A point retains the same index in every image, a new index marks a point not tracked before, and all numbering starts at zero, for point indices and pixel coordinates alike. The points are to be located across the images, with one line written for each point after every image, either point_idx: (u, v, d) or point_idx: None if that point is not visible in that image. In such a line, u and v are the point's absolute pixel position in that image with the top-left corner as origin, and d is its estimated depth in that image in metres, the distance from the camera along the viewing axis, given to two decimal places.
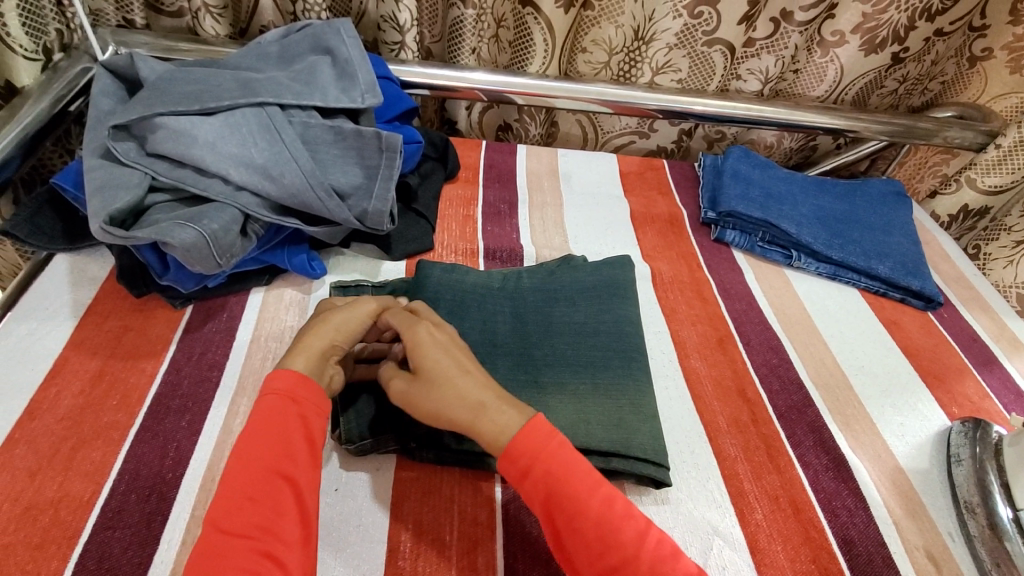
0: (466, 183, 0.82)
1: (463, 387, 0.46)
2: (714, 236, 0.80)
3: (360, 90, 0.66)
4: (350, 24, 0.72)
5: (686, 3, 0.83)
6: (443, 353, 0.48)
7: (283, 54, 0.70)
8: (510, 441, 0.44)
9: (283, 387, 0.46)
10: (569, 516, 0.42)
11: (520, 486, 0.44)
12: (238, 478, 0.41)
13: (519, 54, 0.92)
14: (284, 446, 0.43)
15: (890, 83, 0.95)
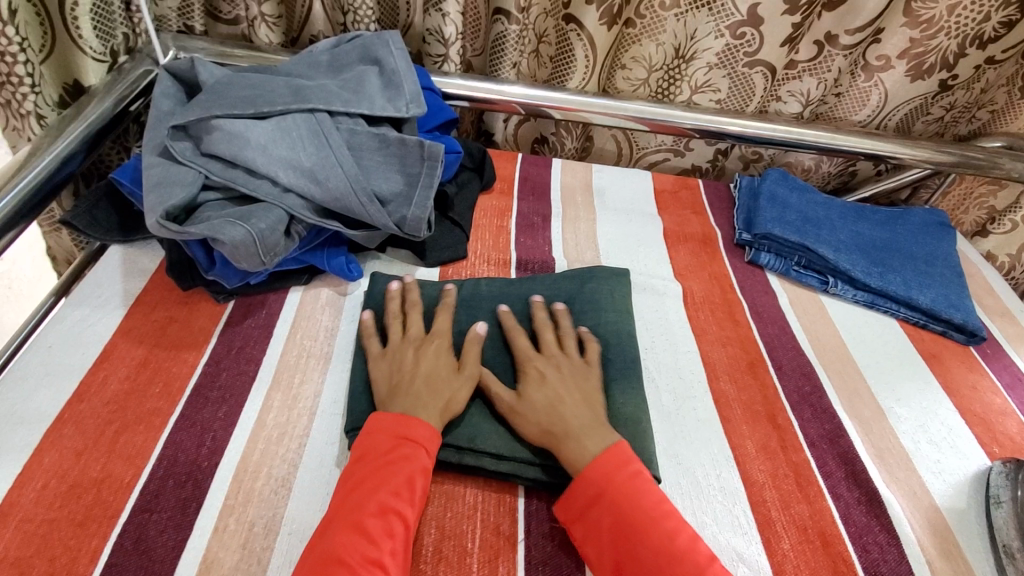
0: (501, 194, 0.83)
1: (561, 414, 0.51)
2: (748, 258, 0.79)
3: (405, 99, 0.68)
4: (398, 37, 0.75)
5: (729, 24, 0.83)
6: (543, 384, 0.54)
7: (332, 63, 0.73)
8: (587, 466, 0.48)
9: (418, 436, 0.48)
10: (633, 543, 0.44)
11: (588, 511, 0.47)
12: (362, 513, 0.44)
13: (559, 69, 0.93)
14: (410, 489, 0.45)
15: (936, 111, 0.93)
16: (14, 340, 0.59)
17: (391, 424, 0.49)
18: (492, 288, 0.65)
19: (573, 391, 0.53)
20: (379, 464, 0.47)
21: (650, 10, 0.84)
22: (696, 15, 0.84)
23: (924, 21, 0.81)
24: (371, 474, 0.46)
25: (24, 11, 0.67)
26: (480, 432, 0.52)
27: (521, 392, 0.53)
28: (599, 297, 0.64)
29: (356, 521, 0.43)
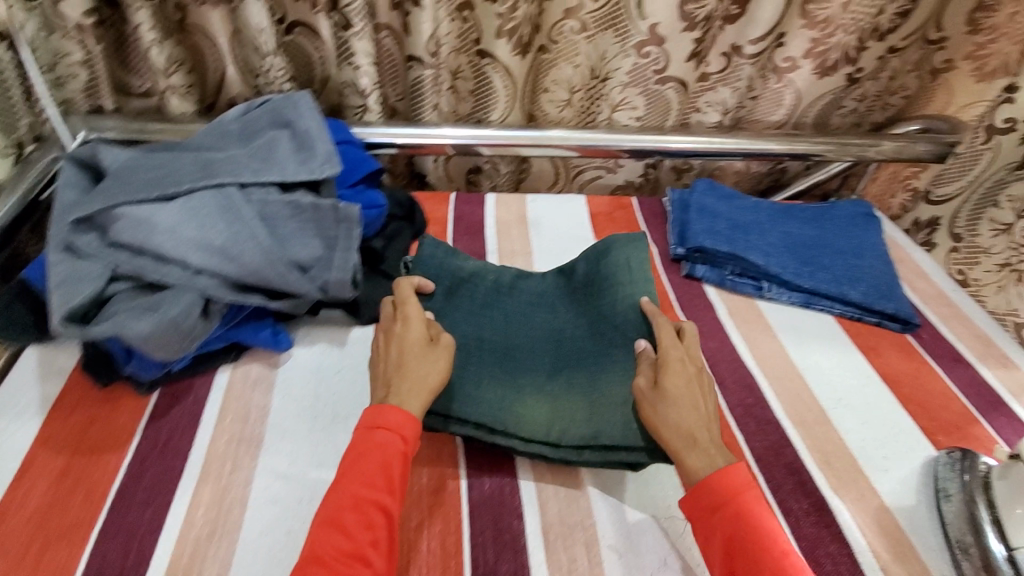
0: (435, 238, 0.82)
1: (690, 417, 0.53)
2: (685, 272, 0.79)
3: (319, 160, 0.68)
4: (310, 97, 0.74)
5: (635, 43, 0.84)
6: (686, 382, 0.55)
7: (244, 132, 0.73)
8: (711, 476, 0.49)
9: (394, 424, 0.50)
10: (750, 562, 0.46)
11: (708, 519, 0.49)
12: (340, 507, 0.46)
13: (482, 104, 0.93)
14: (387, 480, 0.48)
15: (850, 103, 0.97)
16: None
17: (373, 416, 0.51)
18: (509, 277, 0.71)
19: (705, 403, 0.55)
20: (358, 455, 0.49)
21: (562, 33, 0.85)
22: (603, 37, 0.85)
23: (820, 22, 0.83)
24: (349, 467, 0.48)
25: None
26: (508, 416, 0.59)
27: (659, 386, 0.55)
28: (617, 267, 0.67)
29: (337, 516, 0.46)
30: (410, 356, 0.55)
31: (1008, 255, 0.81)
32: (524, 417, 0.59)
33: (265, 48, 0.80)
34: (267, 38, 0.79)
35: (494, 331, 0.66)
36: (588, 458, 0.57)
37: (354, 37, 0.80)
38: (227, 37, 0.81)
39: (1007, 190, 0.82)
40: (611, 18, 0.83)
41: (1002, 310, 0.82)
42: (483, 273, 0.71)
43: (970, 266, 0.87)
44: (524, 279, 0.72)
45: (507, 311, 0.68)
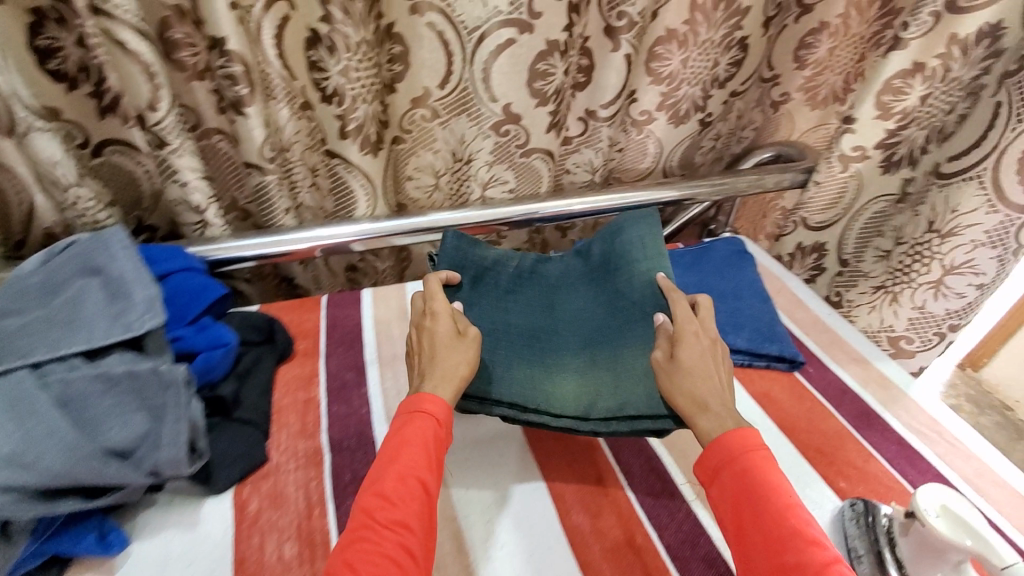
0: (305, 356, 0.74)
1: (702, 383, 0.60)
2: None
3: (138, 309, 0.59)
4: (126, 231, 0.65)
5: (491, 123, 0.82)
6: (698, 353, 0.62)
7: (45, 284, 0.61)
8: (722, 435, 0.55)
9: (432, 412, 0.56)
10: (755, 506, 0.50)
11: (720, 473, 0.54)
12: (383, 479, 0.51)
13: (342, 202, 0.87)
14: (427, 461, 0.53)
15: (707, 143, 1.00)
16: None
17: (412, 402, 0.57)
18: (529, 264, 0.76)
19: (721, 378, 0.61)
20: (397, 437, 0.54)
21: (414, 122, 0.81)
22: (457, 121, 0.82)
23: (666, 78, 0.85)
24: (388, 447, 0.54)
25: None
26: (543, 397, 0.65)
27: (675, 358, 0.61)
28: (630, 246, 0.73)
29: (382, 489, 0.51)
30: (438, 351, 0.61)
31: (884, 278, 0.92)
32: (554, 394, 0.65)
33: (65, 180, 0.70)
34: (65, 169, 0.69)
35: (520, 315, 0.71)
36: (616, 428, 0.63)
37: (173, 154, 0.71)
38: (24, 161, 0.68)
39: (890, 221, 0.89)
40: (461, 101, 0.79)
41: (877, 325, 0.96)
42: (506, 261, 0.75)
43: (847, 288, 0.97)
44: (544, 264, 0.77)
45: (529, 297, 0.74)
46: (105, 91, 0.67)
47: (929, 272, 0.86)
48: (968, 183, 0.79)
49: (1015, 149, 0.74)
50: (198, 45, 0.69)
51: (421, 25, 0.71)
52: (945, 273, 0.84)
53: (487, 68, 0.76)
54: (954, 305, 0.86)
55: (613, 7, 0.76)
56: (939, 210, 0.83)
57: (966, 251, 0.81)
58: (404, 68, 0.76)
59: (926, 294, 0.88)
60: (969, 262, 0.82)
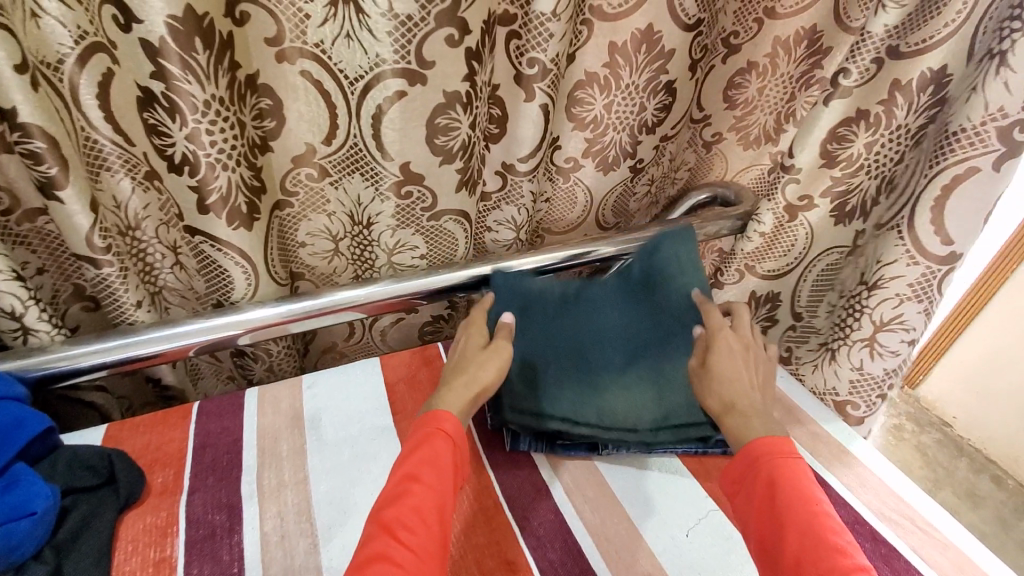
0: (161, 497, 0.58)
1: (736, 388, 0.60)
2: (509, 445, 0.67)
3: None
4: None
5: (388, 185, 0.70)
6: (731, 360, 0.62)
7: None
8: (751, 439, 0.54)
9: (450, 433, 0.54)
10: (782, 507, 0.49)
11: (745, 476, 0.53)
12: (402, 498, 0.48)
13: (215, 284, 0.71)
14: (445, 483, 0.51)
15: (640, 189, 0.91)
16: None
17: (427, 420, 0.55)
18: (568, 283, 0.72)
19: (753, 380, 0.61)
20: (414, 456, 0.52)
21: (298, 183, 0.69)
22: (351, 181, 0.70)
23: (590, 122, 0.78)
24: (406, 464, 0.51)
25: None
26: (599, 410, 0.66)
27: (709, 366, 0.62)
28: (669, 262, 0.71)
29: (397, 509, 0.48)
30: (470, 364, 0.61)
31: (829, 334, 0.85)
32: (606, 407, 0.66)
33: None
34: None
35: (565, 335, 0.69)
36: (663, 439, 0.67)
37: None
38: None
39: (835, 270, 0.83)
40: (352, 159, 0.68)
41: (822, 386, 0.88)
42: (551, 286, 0.71)
43: (799, 343, 0.90)
44: (585, 285, 0.72)
45: (575, 317, 0.70)
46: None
47: (861, 328, 0.78)
48: (890, 232, 0.73)
49: (929, 195, 0.68)
50: None
51: (292, 74, 0.61)
52: (876, 329, 0.77)
53: (375, 125, 0.64)
54: (892, 364, 0.79)
55: (520, 51, 0.66)
56: (870, 261, 0.77)
57: (893, 304, 0.74)
58: (278, 124, 0.64)
59: (862, 353, 0.80)
60: (897, 317, 0.75)
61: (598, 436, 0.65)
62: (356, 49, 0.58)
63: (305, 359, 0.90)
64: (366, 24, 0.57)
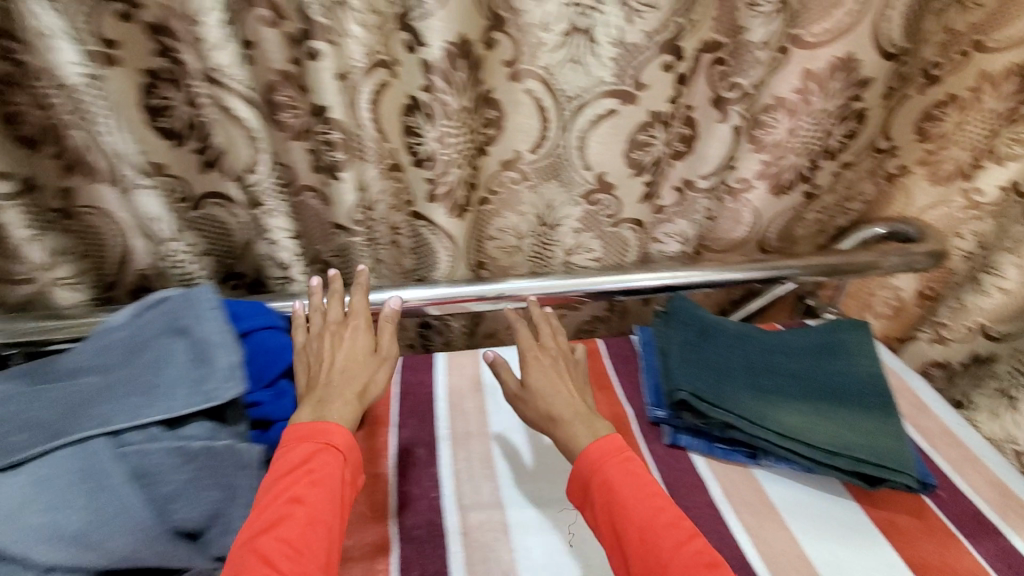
0: (376, 425, 0.72)
1: (552, 403, 0.64)
2: (667, 441, 0.73)
3: (218, 377, 0.57)
4: (209, 290, 0.64)
5: (583, 192, 0.79)
6: (545, 375, 0.66)
7: (129, 343, 0.61)
8: (589, 445, 0.59)
9: (336, 441, 0.55)
10: (625, 520, 0.52)
11: (590, 491, 0.56)
12: (285, 522, 0.49)
13: (422, 262, 0.86)
14: (336, 501, 0.51)
15: (811, 216, 0.91)
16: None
17: (308, 433, 0.55)
18: (742, 327, 0.81)
19: (571, 394, 0.65)
20: (302, 474, 0.52)
21: (502, 184, 0.79)
22: (546, 186, 0.79)
23: (769, 146, 0.79)
24: (290, 482, 0.51)
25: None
26: (767, 416, 0.69)
27: (526, 384, 0.66)
28: (848, 345, 0.79)
29: (275, 522, 0.49)
30: (332, 371, 0.62)
31: (1005, 383, 0.89)
32: (778, 418, 0.69)
33: (166, 234, 0.73)
34: (163, 226, 0.72)
35: (738, 357, 0.77)
36: (838, 463, 0.67)
37: (264, 214, 0.73)
38: (126, 209, 0.72)
39: None
40: (554, 166, 0.76)
41: (999, 433, 0.90)
42: (724, 323, 0.82)
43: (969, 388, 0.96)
44: (757, 331, 0.81)
45: (751, 350, 0.78)
46: (209, 147, 0.68)
47: None
48: None
49: None
50: (301, 108, 0.66)
51: (518, 91, 0.69)
52: None
53: (581, 148, 0.74)
54: None
55: (723, 77, 0.72)
56: None
57: None
58: (498, 132, 0.73)
59: None
60: None
61: (755, 443, 0.69)
62: (580, 72, 0.67)
63: (473, 338, 1.01)
64: (595, 51, 0.65)
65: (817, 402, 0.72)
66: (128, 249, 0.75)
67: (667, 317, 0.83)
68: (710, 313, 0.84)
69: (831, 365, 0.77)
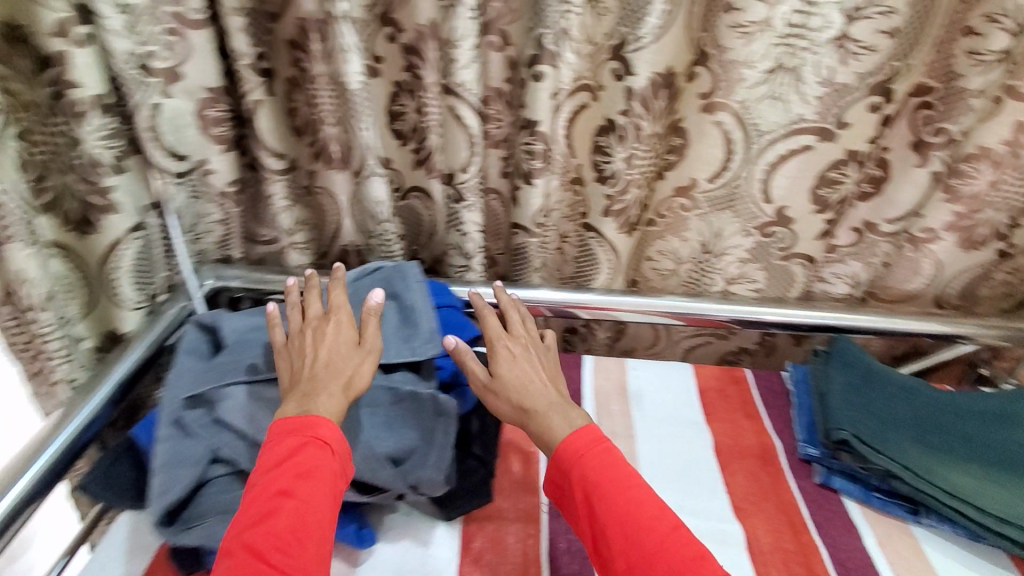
0: None
1: (529, 392, 0.64)
2: (819, 479, 0.73)
3: (422, 339, 0.69)
4: (416, 267, 0.77)
5: (757, 223, 0.82)
6: (513, 365, 0.66)
7: (352, 300, 0.74)
8: (562, 442, 0.58)
9: (322, 436, 0.55)
10: (603, 513, 0.53)
11: (569, 487, 0.56)
12: (275, 516, 0.49)
13: (583, 270, 0.92)
14: (324, 496, 0.52)
15: (999, 276, 0.84)
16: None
17: (295, 427, 0.55)
18: (911, 380, 0.79)
19: (537, 382, 0.65)
20: (288, 467, 0.52)
21: (671, 210, 0.84)
22: (719, 216, 0.82)
23: (966, 197, 0.75)
24: (279, 475, 0.52)
25: (68, 279, 0.70)
26: (930, 470, 0.68)
27: (496, 374, 0.65)
28: None
29: (265, 516, 0.49)
30: (321, 366, 0.61)
31: None
32: (944, 475, 0.67)
33: (382, 216, 0.83)
34: (382, 208, 0.82)
35: (904, 409, 0.75)
36: (1009, 532, 0.62)
37: (464, 208, 0.82)
38: (348, 194, 0.85)
39: None
40: (729, 196, 0.80)
41: None
42: (891, 373, 0.80)
43: None
44: (930, 387, 0.78)
45: (917, 403, 0.76)
46: (423, 148, 0.80)
47: None
48: None
49: None
50: (505, 121, 0.78)
51: (708, 123, 0.74)
52: None
53: (766, 185, 0.77)
54: None
55: (928, 122, 0.72)
56: None
57: None
58: (679, 158, 0.79)
59: None
60: None
61: (918, 497, 0.67)
62: (778, 108, 0.71)
63: (613, 348, 1.04)
64: (800, 88, 0.69)
65: (994, 468, 0.68)
66: (342, 226, 0.89)
67: (826, 357, 0.84)
68: (876, 361, 0.82)
69: (1011, 433, 0.71)
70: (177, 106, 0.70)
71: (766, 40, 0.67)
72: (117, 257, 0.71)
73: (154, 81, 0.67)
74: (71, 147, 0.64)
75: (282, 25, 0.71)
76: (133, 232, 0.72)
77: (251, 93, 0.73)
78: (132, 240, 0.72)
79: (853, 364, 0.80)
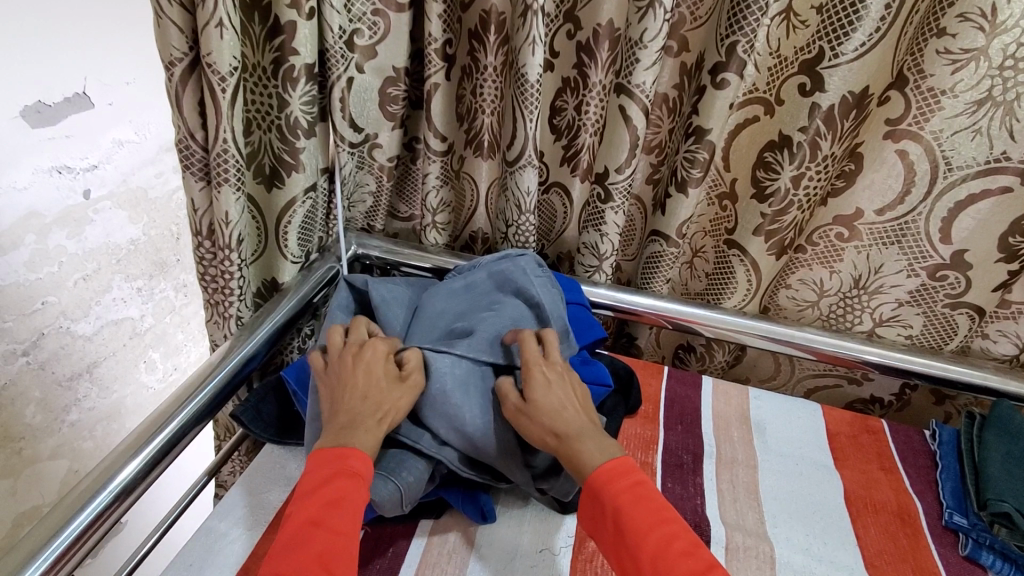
0: (645, 419, 0.79)
1: (564, 418, 0.58)
2: (964, 551, 0.66)
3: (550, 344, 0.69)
4: (530, 259, 0.75)
5: (926, 264, 0.76)
6: (548, 391, 0.59)
7: (481, 286, 0.73)
8: (590, 473, 0.54)
9: (353, 467, 0.53)
10: (633, 548, 0.50)
11: (599, 514, 0.53)
12: (305, 543, 0.49)
13: (714, 287, 0.88)
14: (351, 527, 0.50)
15: None
16: (163, 523, 0.67)
17: (327, 457, 0.54)
18: None
19: (571, 407, 0.59)
20: (319, 495, 0.51)
21: (825, 237, 0.79)
22: (882, 251, 0.77)
23: None
24: (312, 504, 0.51)
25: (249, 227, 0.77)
26: None
27: (529, 398, 0.59)
28: None
29: (296, 544, 0.49)
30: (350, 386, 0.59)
31: None
32: None
33: (526, 206, 0.84)
34: (529, 196, 0.83)
35: None
36: None
37: (609, 209, 0.81)
38: (488, 182, 0.90)
39: None
40: (897, 231, 0.75)
41: None
42: None
43: None
44: None
45: None
46: (574, 145, 0.82)
47: None
48: None
49: None
50: (662, 128, 0.80)
51: (890, 150, 0.70)
52: None
53: (946, 226, 0.72)
54: None
55: None
56: None
57: None
58: (847, 185, 0.75)
59: None
60: None
61: None
62: (978, 142, 0.67)
63: (728, 372, 1.00)
64: (1010, 125, 0.65)
65: None
66: (476, 212, 0.93)
67: (982, 421, 0.76)
68: None
69: None
70: (366, 81, 0.77)
71: (977, 70, 0.62)
72: (291, 213, 0.77)
73: (353, 56, 0.74)
74: (277, 108, 0.71)
75: (469, 15, 0.77)
76: (307, 192, 0.77)
77: (432, 76, 0.78)
78: (306, 199, 0.77)
79: (1019, 435, 0.72)
